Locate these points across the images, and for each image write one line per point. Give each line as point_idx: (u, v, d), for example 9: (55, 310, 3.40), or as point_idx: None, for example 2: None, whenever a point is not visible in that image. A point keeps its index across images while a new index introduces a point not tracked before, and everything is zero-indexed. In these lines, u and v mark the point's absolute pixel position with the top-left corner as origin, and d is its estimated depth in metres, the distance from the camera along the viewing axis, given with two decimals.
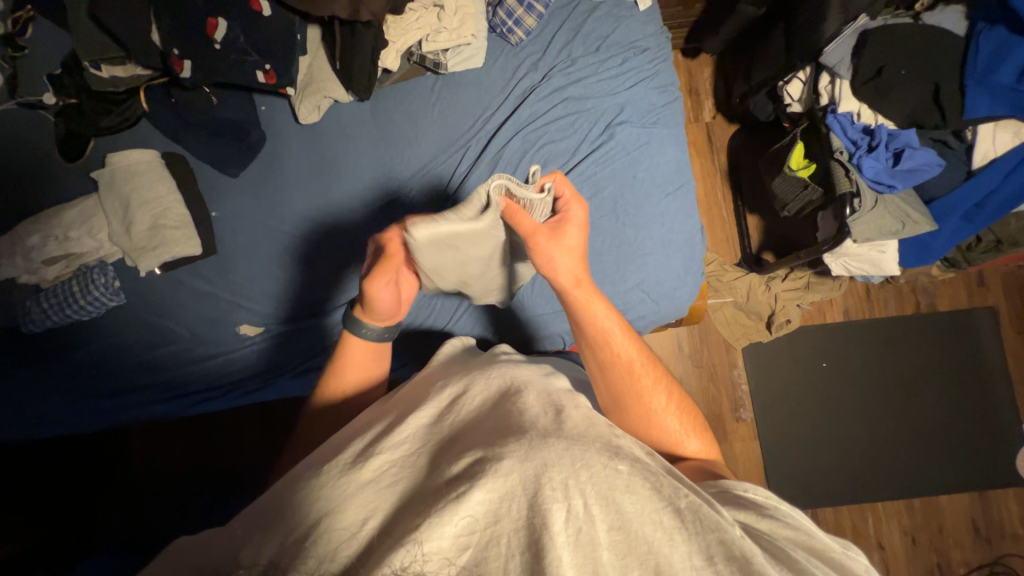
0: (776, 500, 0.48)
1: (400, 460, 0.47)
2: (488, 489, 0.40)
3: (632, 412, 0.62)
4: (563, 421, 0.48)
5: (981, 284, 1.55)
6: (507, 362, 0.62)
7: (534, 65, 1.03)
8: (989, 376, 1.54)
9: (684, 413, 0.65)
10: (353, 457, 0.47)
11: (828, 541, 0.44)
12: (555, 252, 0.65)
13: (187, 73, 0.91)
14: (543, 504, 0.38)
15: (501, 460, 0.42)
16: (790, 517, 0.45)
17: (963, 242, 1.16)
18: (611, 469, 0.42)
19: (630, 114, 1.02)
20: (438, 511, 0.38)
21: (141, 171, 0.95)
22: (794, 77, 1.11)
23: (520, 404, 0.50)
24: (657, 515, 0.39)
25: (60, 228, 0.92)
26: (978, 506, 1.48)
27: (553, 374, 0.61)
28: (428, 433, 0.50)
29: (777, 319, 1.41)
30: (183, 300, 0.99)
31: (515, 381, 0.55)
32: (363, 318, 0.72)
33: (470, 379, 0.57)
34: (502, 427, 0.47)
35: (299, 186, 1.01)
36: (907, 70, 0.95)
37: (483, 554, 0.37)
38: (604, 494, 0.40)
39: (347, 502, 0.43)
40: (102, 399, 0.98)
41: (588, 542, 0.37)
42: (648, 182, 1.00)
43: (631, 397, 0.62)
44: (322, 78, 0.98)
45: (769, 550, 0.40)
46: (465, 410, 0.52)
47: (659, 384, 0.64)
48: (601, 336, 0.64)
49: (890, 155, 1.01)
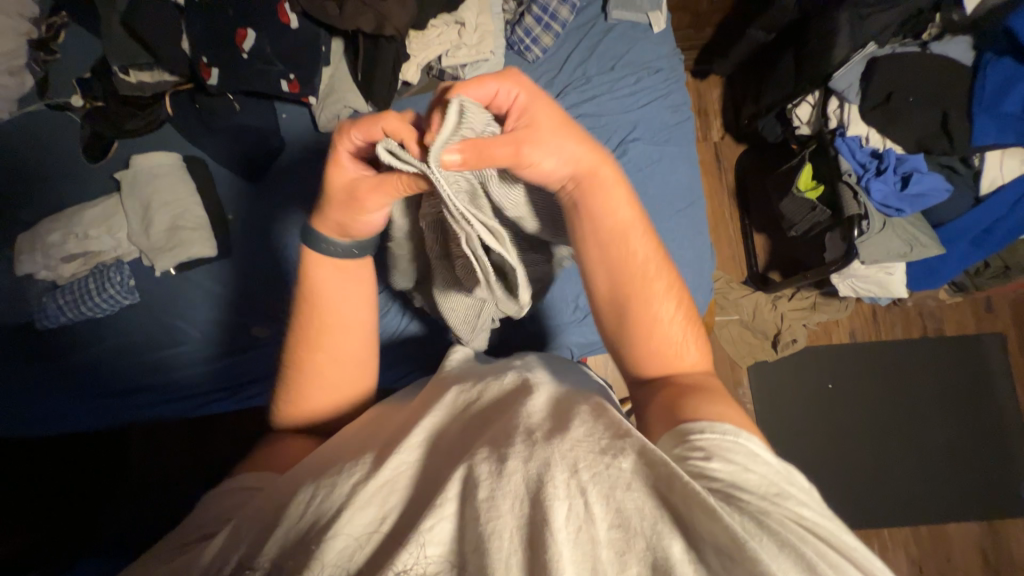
0: (736, 441, 0.46)
1: (415, 461, 0.46)
2: (489, 488, 0.40)
3: (637, 314, 0.58)
4: (570, 420, 0.47)
5: (989, 310, 1.55)
6: (518, 365, 0.60)
7: (550, 81, 1.05)
8: (998, 403, 1.52)
9: (688, 323, 0.62)
10: (372, 458, 0.46)
11: (802, 503, 0.42)
12: (552, 145, 0.52)
13: (213, 79, 0.94)
14: (544, 501, 0.38)
15: (505, 461, 0.41)
16: (769, 482, 0.43)
17: (971, 267, 1.16)
18: (613, 468, 0.41)
19: (641, 131, 1.04)
20: (446, 507, 0.40)
21: (163, 173, 0.98)
22: (802, 100, 1.13)
23: (528, 405, 0.49)
24: (654, 511, 0.38)
25: (81, 226, 0.94)
26: (986, 534, 1.45)
27: (565, 376, 0.61)
28: (439, 436, 0.49)
29: (784, 338, 1.41)
30: (196, 300, 1.00)
31: (527, 383, 0.54)
32: (326, 232, 0.59)
33: (484, 383, 0.55)
34: (509, 426, 0.46)
35: (313, 192, 1.03)
36: (915, 98, 0.97)
37: (484, 545, 0.37)
38: (605, 492, 0.39)
39: (362, 501, 0.42)
40: (111, 396, 0.99)
41: (588, 541, 0.37)
42: (659, 198, 1.01)
43: (640, 303, 0.58)
44: (342, 88, 1.00)
45: (752, 517, 0.38)
46: (477, 412, 0.51)
47: (669, 290, 0.60)
48: (615, 231, 0.58)
49: (898, 179, 1.02)
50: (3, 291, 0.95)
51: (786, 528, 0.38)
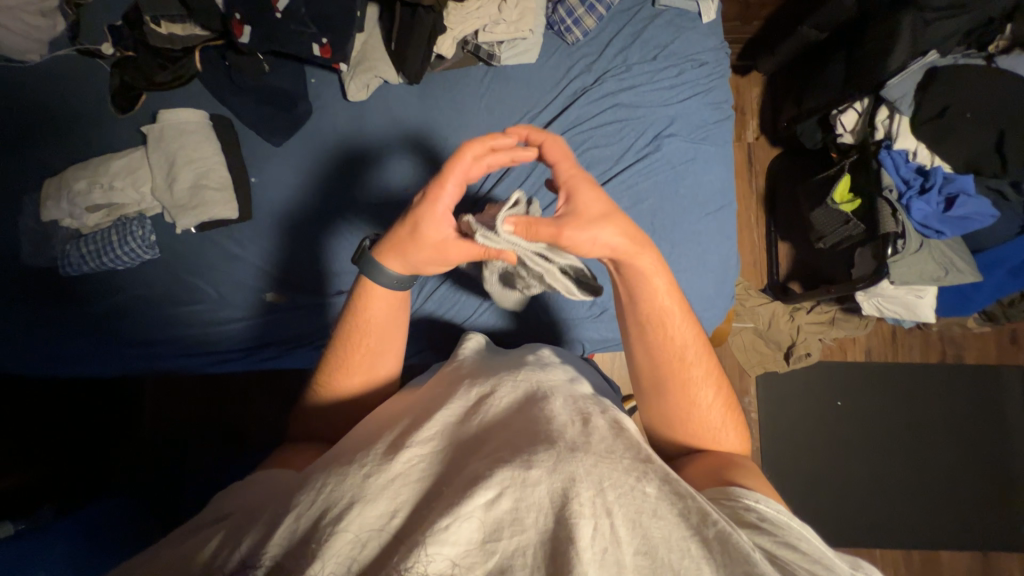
0: (786, 515, 0.47)
1: (429, 455, 0.46)
2: (513, 499, 0.40)
3: (677, 396, 0.61)
4: (592, 434, 0.46)
5: (1013, 341, 1.51)
6: (534, 365, 0.60)
7: (588, 67, 1.02)
8: (1010, 437, 1.49)
9: (728, 408, 0.63)
10: (384, 448, 0.47)
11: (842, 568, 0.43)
12: (594, 232, 0.55)
13: (245, 38, 0.93)
14: (569, 519, 0.38)
15: (529, 470, 0.41)
16: (807, 542, 0.44)
17: (1005, 297, 1.12)
18: (638, 491, 0.41)
19: (679, 127, 1.00)
20: (465, 508, 0.39)
21: (189, 131, 0.97)
22: (849, 107, 1.07)
23: (549, 412, 0.49)
24: (683, 543, 0.38)
25: (107, 177, 0.94)
26: (979, 565, 1.44)
27: (578, 381, 0.60)
28: (456, 431, 0.49)
29: (797, 351, 1.37)
30: (214, 261, 1.01)
31: (542, 388, 0.54)
32: (392, 266, 0.63)
33: (498, 380, 0.55)
34: (530, 433, 0.46)
35: (336, 161, 1.02)
36: (973, 114, 0.92)
37: (507, 560, 0.37)
38: (631, 516, 0.39)
39: (375, 494, 0.42)
40: (127, 347, 1.01)
41: (613, 564, 0.37)
42: (690, 199, 0.98)
43: (677, 386, 0.61)
44: (374, 57, 0.98)
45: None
46: (491, 413, 0.50)
47: (708, 376, 0.62)
48: (658, 316, 0.61)
49: (942, 200, 0.97)
50: (27, 235, 0.96)
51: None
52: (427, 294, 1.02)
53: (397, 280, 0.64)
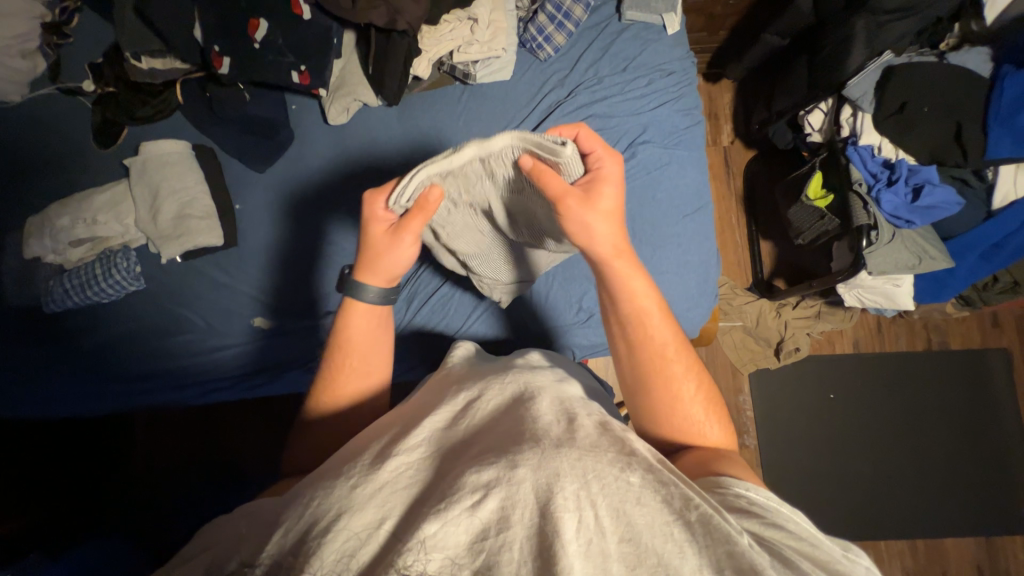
0: (776, 501, 0.48)
1: (416, 462, 0.46)
2: (501, 498, 0.40)
3: (656, 390, 0.62)
4: (576, 430, 0.47)
5: (994, 324, 1.54)
6: (521, 368, 0.61)
7: (561, 81, 1.05)
8: (1000, 419, 1.51)
9: (710, 404, 0.64)
10: (372, 459, 0.47)
11: (829, 548, 0.43)
12: (593, 224, 0.60)
13: (224, 69, 0.94)
14: (554, 512, 0.38)
15: (515, 469, 0.42)
16: (792, 522, 0.44)
17: (979, 281, 1.15)
18: (622, 481, 0.42)
19: (652, 134, 1.03)
20: (452, 512, 0.39)
21: (172, 161, 0.98)
22: (816, 107, 1.12)
23: (534, 411, 0.50)
24: (667, 528, 0.39)
25: (90, 212, 0.95)
26: (982, 551, 1.44)
27: (566, 381, 0.61)
28: (444, 437, 0.50)
29: (787, 346, 1.40)
30: (201, 289, 1.00)
31: (528, 389, 0.55)
32: (366, 282, 0.67)
33: (485, 385, 0.57)
34: (515, 433, 0.47)
35: (320, 184, 1.03)
36: (930, 108, 0.96)
37: (495, 556, 0.37)
38: (615, 506, 0.40)
39: (362, 503, 0.42)
40: (113, 383, 0.99)
41: (599, 553, 0.37)
42: (667, 202, 1.00)
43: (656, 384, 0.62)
44: (353, 81, 1.00)
45: (776, 555, 0.39)
46: (479, 415, 0.52)
47: (690, 373, 0.63)
48: (637, 316, 0.62)
49: (910, 190, 1.01)
50: (9, 273, 0.95)
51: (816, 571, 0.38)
52: (416, 310, 1.03)
53: (372, 293, 0.67)
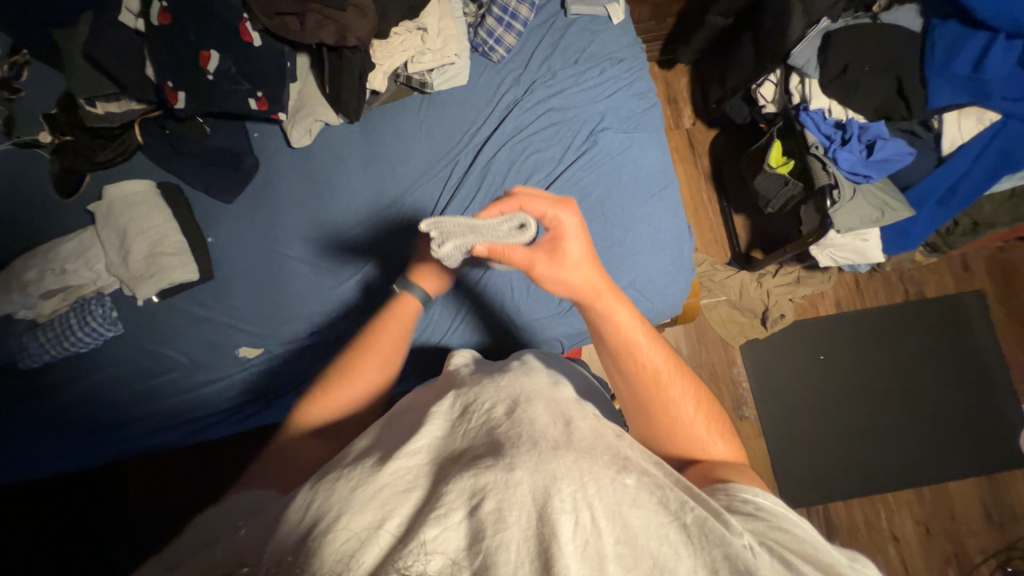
0: (784, 508, 0.48)
1: (417, 467, 0.46)
2: (496, 499, 0.40)
3: (656, 415, 0.62)
4: (574, 431, 0.47)
5: (966, 268, 1.59)
6: (518, 370, 0.61)
7: (516, 79, 1.07)
8: (984, 358, 1.56)
9: (713, 420, 0.63)
10: (374, 461, 0.47)
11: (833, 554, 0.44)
12: (563, 272, 0.60)
13: (181, 103, 0.95)
14: (551, 515, 0.38)
15: (513, 470, 0.41)
16: (798, 528, 0.45)
17: (942, 227, 1.19)
18: (618, 484, 0.42)
19: (610, 120, 1.05)
20: (452, 517, 0.39)
21: (137, 202, 0.97)
22: (765, 80, 1.16)
23: (530, 414, 0.49)
24: (663, 530, 0.40)
25: (58, 261, 0.93)
26: (988, 491, 1.46)
27: (560, 382, 0.62)
28: (444, 445, 0.49)
29: (772, 314, 1.44)
30: (182, 326, 0.99)
31: (522, 393, 0.53)
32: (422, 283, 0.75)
33: (480, 388, 0.55)
34: (510, 438, 0.45)
35: (291, 208, 1.03)
36: (871, 66, 1.00)
37: (491, 558, 0.37)
38: (611, 508, 0.40)
39: (362, 504, 0.42)
40: (99, 432, 0.96)
41: (595, 555, 0.38)
42: (634, 184, 1.02)
43: (657, 407, 0.62)
44: (311, 102, 1.02)
45: (781, 557, 0.40)
46: (476, 421, 0.50)
47: (686, 392, 0.63)
48: (626, 346, 0.62)
49: (863, 147, 1.05)
50: None
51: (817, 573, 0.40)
52: None
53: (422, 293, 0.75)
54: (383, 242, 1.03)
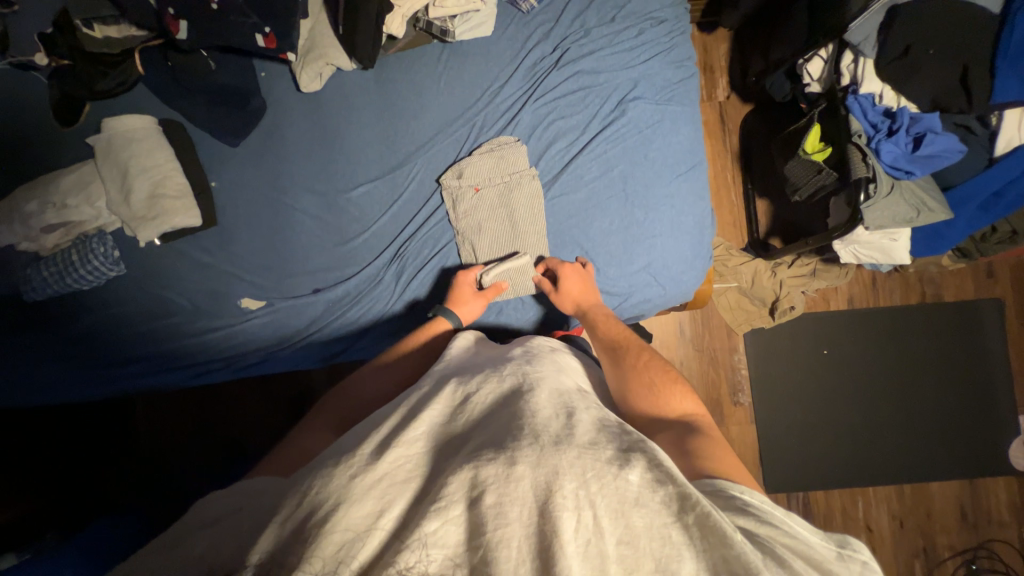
0: (770, 504, 0.46)
1: (415, 456, 0.46)
2: (497, 493, 0.40)
3: (624, 373, 0.71)
4: (575, 426, 0.49)
5: (989, 275, 1.54)
6: (519, 360, 0.63)
7: (546, 35, 0.99)
8: (990, 367, 1.54)
9: (675, 386, 0.70)
10: (371, 450, 0.46)
11: (821, 552, 0.42)
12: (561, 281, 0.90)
13: (182, 34, 0.89)
14: (553, 512, 0.38)
15: (514, 466, 0.42)
16: (787, 523, 0.44)
17: (977, 232, 1.13)
18: (621, 481, 0.42)
19: (643, 89, 0.98)
20: (453, 511, 0.40)
21: (138, 138, 0.93)
22: (815, 55, 1.07)
23: (533, 405, 0.51)
24: (665, 530, 0.39)
25: (58, 195, 0.90)
26: (968, 493, 1.49)
27: (566, 372, 0.65)
28: (443, 431, 0.50)
29: (781, 305, 1.40)
30: (185, 272, 0.98)
31: (528, 379, 0.56)
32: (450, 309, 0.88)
33: (482, 378, 0.58)
34: (514, 424, 0.48)
35: (299, 159, 0.99)
36: (937, 50, 0.90)
37: (491, 553, 0.37)
38: (613, 507, 0.40)
39: (361, 495, 0.41)
40: (104, 369, 0.98)
41: (597, 555, 0.37)
42: (659, 161, 0.97)
43: (624, 366, 0.73)
44: (324, 43, 0.95)
45: (772, 555, 0.39)
46: (476, 408, 0.52)
47: (648, 360, 0.73)
48: (601, 331, 0.82)
49: (910, 140, 0.98)
50: None
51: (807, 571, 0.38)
52: (406, 282, 0.99)
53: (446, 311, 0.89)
54: (389, 201, 0.99)
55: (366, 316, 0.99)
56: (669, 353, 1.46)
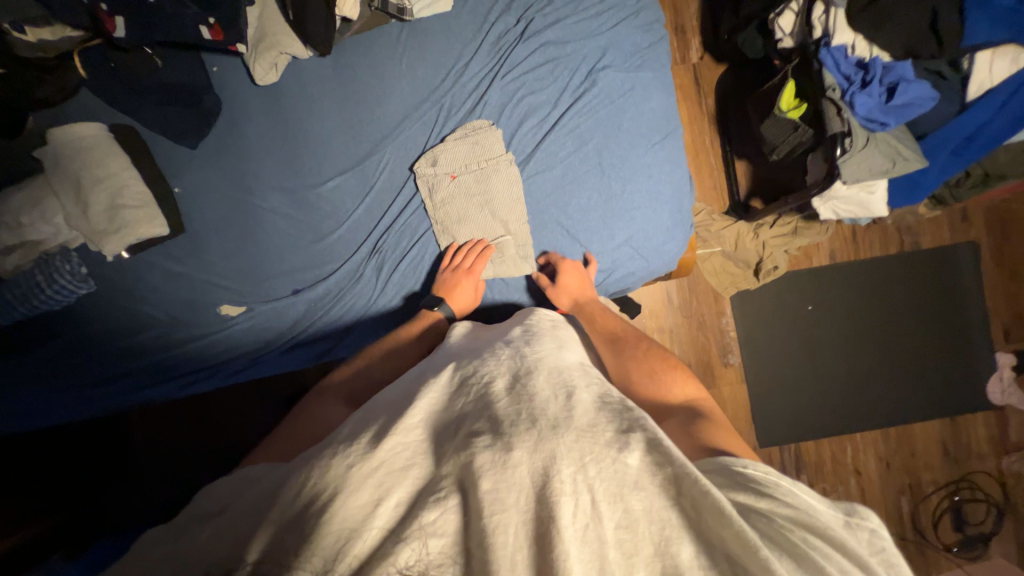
0: (776, 475, 0.45)
1: (414, 444, 0.46)
2: (493, 479, 0.40)
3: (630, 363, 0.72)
4: (576, 405, 0.49)
5: (965, 220, 1.56)
6: (518, 341, 0.64)
7: (508, 6, 0.96)
8: (968, 310, 1.58)
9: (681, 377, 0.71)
10: (370, 437, 0.46)
11: (831, 521, 0.42)
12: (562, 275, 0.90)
13: (120, 32, 0.81)
14: (550, 497, 0.39)
15: (510, 452, 0.42)
16: (792, 495, 0.43)
17: (952, 178, 1.14)
18: (620, 465, 0.42)
19: (612, 57, 0.95)
20: (451, 500, 0.40)
21: (89, 146, 0.88)
22: (786, 8, 1.03)
23: (532, 388, 0.51)
24: (665, 513, 0.39)
25: (11, 213, 0.84)
26: (949, 431, 1.56)
27: (565, 348, 0.66)
28: (441, 416, 0.50)
29: (765, 266, 1.42)
30: (157, 282, 0.95)
31: (524, 366, 0.55)
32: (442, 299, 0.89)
33: (478, 361, 0.58)
34: (504, 409, 0.48)
35: (263, 157, 0.95)
36: None
37: (489, 539, 0.37)
38: (612, 492, 0.40)
39: (358, 484, 0.41)
40: (86, 388, 0.95)
41: (595, 539, 0.38)
42: (633, 131, 0.95)
43: (630, 356, 0.73)
44: (275, 31, 0.90)
45: (769, 534, 0.39)
46: (474, 390, 0.52)
47: (653, 352, 0.75)
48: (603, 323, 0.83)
49: (883, 91, 0.97)
50: None
51: (809, 545, 0.38)
52: (389, 274, 0.97)
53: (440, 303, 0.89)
54: (361, 194, 0.97)
55: (350, 312, 0.98)
56: (658, 321, 1.48)
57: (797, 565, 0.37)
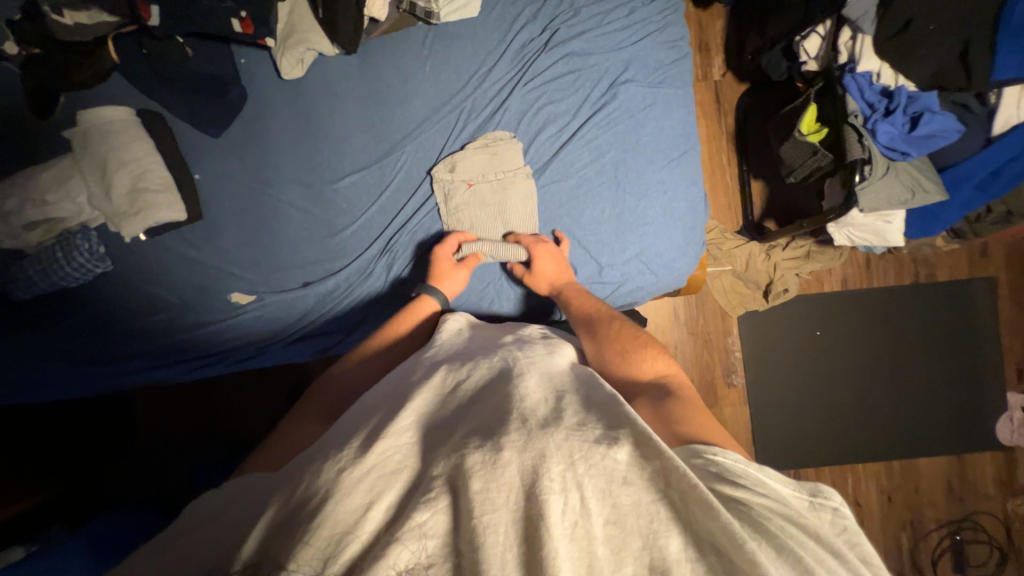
0: (745, 461, 0.46)
1: (405, 446, 0.46)
2: (484, 480, 0.40)
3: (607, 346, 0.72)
4: (563, 410, 0.49)
5: (983, 255, 1.54)
6: (510, 345, 0.65)
7: (535, 15, 0.96)
8: (981, 346, 1.55)
9: (656, 356, 0.70)
10: (360, 441, 0.46)
11: (797, 505, 0.43)
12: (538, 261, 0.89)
13: (154, 19, 0.87)
14: (540, 496, 0.39)
15: (502, 452, 0.42)
16: (763, 483, 0.44)
17: (972, 212, 1.13)
18: (609, 460, 0.42)
19: (634, 71, 0.95)
20: (441, 501, 0.40)
21: (116, 130, 0.90)
22: (811, 31, 1.03)
23: (523, 390, 0.52)
24: (652, 507, 0.39)
25: (37, 190, 0.87)
26: (955, 469, 1.53)
27: (557, 352, 0.65)
28: (432, 422, 0.50)
29: (775, 288, 1.40)
30: (171, 266, 0.96)
31: (517, 366, 0.57)
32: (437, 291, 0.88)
33: (472, 365, 0.59)
34: (502, 414, 0.48)
35: (283, 150, 0.96)
36: (936, 27, 0.87)
37: (479, 539, 0.37)
38: (600, 487, 0.40)
39: (350, 487, 0.41)
40: (95, 366, 0.97)
41: (584, 536, 0.38)
42: (651, 146, 0.95)
43: (607, 339, 0.73)
44: (304, 28, 0.92)
45: (749, 521, 0.39)
46: (466, 393, 0.54)
47: (630, 333, 0.74)
48: (582, 308, 0.82)
49: (906, 120, 0.96)
50: None
51: (781, 526, 0.39)
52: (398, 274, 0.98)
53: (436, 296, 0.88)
54: (376, 191, 0.98)
55: (357, 308, 0.99)
56: (663, 337, 1.47)
57: (776, 551, 0.37)
